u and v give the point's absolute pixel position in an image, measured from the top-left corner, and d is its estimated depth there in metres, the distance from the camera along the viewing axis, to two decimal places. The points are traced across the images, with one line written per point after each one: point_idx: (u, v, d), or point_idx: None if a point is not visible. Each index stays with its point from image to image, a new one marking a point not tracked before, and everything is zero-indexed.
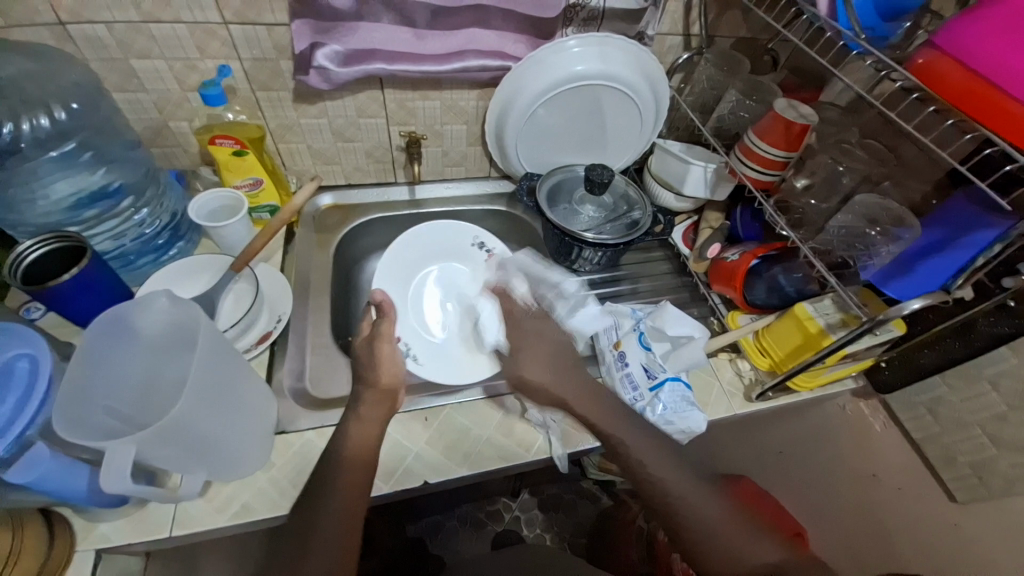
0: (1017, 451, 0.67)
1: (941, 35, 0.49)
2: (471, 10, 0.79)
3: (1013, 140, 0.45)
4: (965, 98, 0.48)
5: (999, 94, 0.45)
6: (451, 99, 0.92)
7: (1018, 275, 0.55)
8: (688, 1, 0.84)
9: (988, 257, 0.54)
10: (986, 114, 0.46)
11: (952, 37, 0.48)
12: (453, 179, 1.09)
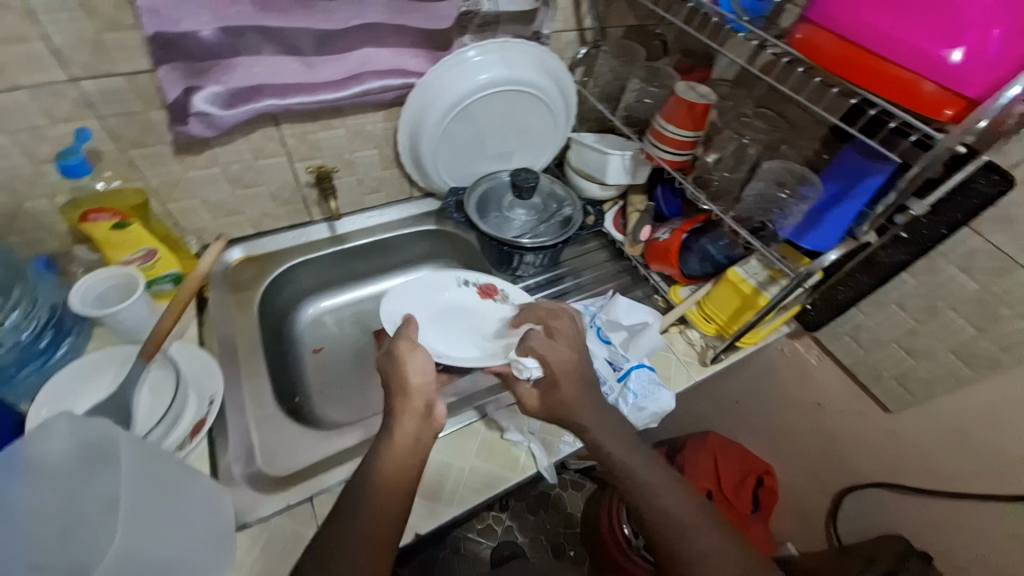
0: (930, 357, 0.76)
1: (813, 11, 0.54)
2: (363, 30, 0.75)
3: (887, 97, 0.50)
4: (840, 64, 0.52)
5: (869, 57, 0.50)
6: (357, 125, 0.87)
7: (906, 211, 0.60)
8: None
9: (886, 205, 0.57)
10: (860, 76, 0.51)
11: (823, 11, 0.53)
12: (374, 207, 1.04)
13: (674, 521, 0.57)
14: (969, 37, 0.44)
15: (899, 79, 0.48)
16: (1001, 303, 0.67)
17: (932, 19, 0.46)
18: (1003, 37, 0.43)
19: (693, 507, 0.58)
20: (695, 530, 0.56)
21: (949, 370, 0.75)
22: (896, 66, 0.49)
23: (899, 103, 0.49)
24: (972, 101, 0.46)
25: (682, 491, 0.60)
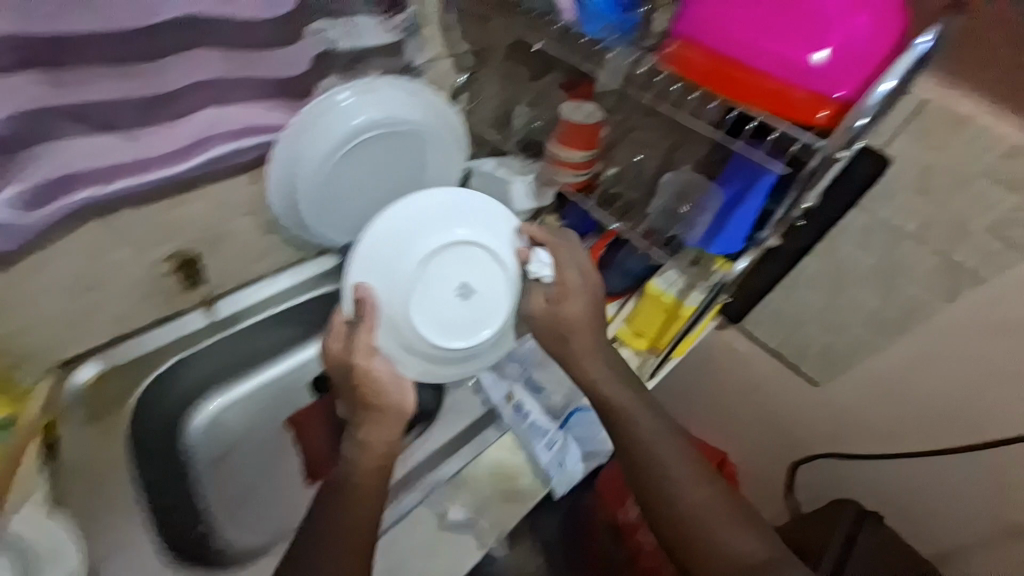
0: (843, 331, 0.80)
1: (680, 26, 0.52)
2: (200, 89, 0.64)
3: (764, 109, 0.48)
4: (713, 77, 0.50)
5: (740, 70, 0.48)
6: (217, 194, 0.75)
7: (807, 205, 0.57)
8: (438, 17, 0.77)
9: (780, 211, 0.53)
10: (734, 90, 0.49)
11: (691, 25, 0.51)
12: (260, 277, 0.90)
13: (666, 469, 0.63)
14: (838, 41, 0.45)
15: (773, 91, 0.47)
16: (899, 273, 0.70)
17: (799, 25, 0.46)
18: (865, 40, 0.44)
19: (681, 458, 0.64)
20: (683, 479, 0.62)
21: (865, 340, 0.78)
22: (768, 79, 0.47)
23: (776, 115, 0.48)
24: (848, 103, 0.46)
25: (681, 441, 0.65)
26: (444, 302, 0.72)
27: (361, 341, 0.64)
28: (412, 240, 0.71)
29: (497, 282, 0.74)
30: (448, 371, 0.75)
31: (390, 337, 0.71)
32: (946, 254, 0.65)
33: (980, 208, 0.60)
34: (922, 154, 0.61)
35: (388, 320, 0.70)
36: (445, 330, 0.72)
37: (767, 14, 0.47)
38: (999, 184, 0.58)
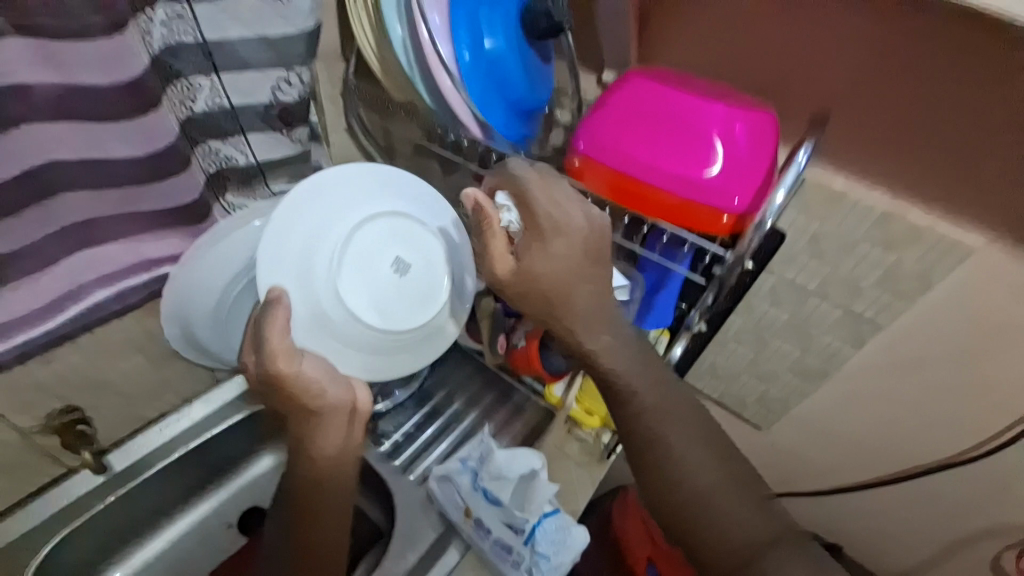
0: (774, 378, 0.84)
1: (584, 146, 0.53)
2: (64, 236, 0.56)
3: (676, 221, 0.52)
4: (626, 197, 0.52)
5: (649, 190, 0.51)
6: (96, 340, 0.66)
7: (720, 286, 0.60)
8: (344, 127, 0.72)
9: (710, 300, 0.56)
10: (647, 207, 0.52)
11: (594, 147, 0.53)
12: (167, 412, 0.79)
13: (668, 450, 0.55)
14: (727, 156, 0.49)
15: (683, 208, 0.50)
16: (810, 326, 0.75)
17: (692, 143, 0.49)
18: (750, 153, 0.49)
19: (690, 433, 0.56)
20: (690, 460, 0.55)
21: (793, 386, 0.83)
22: (675, 197, 0.51)
23: (688, 226, 0.52)
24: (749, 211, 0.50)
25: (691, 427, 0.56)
26: (376, 284, 0.65)
27: (273, 348, 0.52)
28: (332, 220, 0.63)
29: (434, 255, 0.69)
30: (388, 360, 0.69)
31: (320, 329, 0.63)
32: (846, 307, 0.71)
33: (866, 267, 0.66)
34: (810, 224, 0.67)
35: (315, 310, 0.63)
36: (382, 314, 0.66)
37: (662, 133, 0.50)
38: (877, 246, 0.64)
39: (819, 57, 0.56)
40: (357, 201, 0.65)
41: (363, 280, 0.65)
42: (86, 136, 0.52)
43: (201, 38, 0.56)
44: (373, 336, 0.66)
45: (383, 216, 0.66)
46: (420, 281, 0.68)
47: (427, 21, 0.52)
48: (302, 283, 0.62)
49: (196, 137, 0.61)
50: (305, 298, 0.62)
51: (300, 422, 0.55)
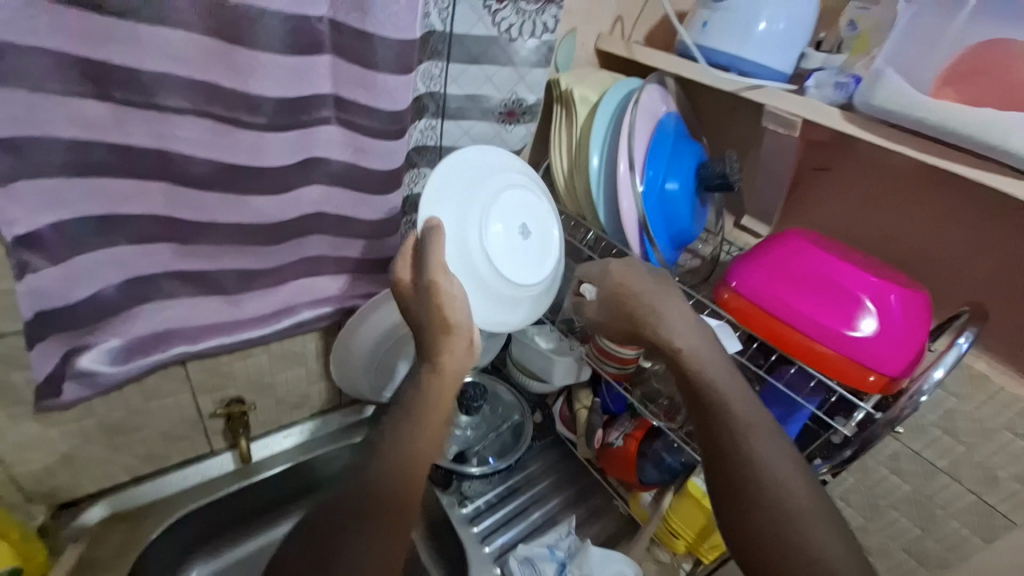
0: (884, 554, 0.78)
1: (739, 285, 0.60)
2: (300, 264, 0.71)
3: (824, 370, 0.57)
4: (775, 338, 0.58)
5: (802, 337, 0.57)
6: (281, 349, 0.80)
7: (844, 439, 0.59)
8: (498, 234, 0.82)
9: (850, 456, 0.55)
10: (797, 352, 0.57)
11: (751, 290, 0.59)
12: (294, 423, 0.91)
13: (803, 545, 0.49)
14: (881, 318, 0.54)
15: (833, 360, 0.55)
16: (934, 505, 0.71)
17: (847, 300, 0.55)
18: (904, 320, 0.54)
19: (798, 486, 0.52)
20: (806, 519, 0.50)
21: (907, 569, 0.76)
22: (827, 349, 0.56)
23: (835, 376, 0.56)
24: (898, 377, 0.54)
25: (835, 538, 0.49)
26: (511, 237, 0.70)
27: (433, 263, 0.58)
28: (485, 176, 0.69)
29: (552, 223, 0.75)
30: (507, 312, 0.71)
31: (461, 267, 0.66)
32: (980, 495, 0.67)
33: (1007, 460, 0.64)
34: (947, 399, 0.67)
35: (461, 250, 0.66)
36: (512, 266, 0.69)
37: (817, 286, 0.57)
38: (1022, 439, 0.62)
39: (967, 253, 0.63)
40: (504, 166, 0.72)
41: (504, 240, 0.69)
42: (349, 199, 0.68)
43: (441, 143, 0.74)
44: (509, 292, 0.70)
45: (521, 186, 0.72)
46: (540, 243, 0.73)
47: (632, 159, 0.65)
48: (458, 233, 0.66)
49: (408, 210, 0.78)
50: (455, 237, 0.65)
51: (435, 337, 0.58)
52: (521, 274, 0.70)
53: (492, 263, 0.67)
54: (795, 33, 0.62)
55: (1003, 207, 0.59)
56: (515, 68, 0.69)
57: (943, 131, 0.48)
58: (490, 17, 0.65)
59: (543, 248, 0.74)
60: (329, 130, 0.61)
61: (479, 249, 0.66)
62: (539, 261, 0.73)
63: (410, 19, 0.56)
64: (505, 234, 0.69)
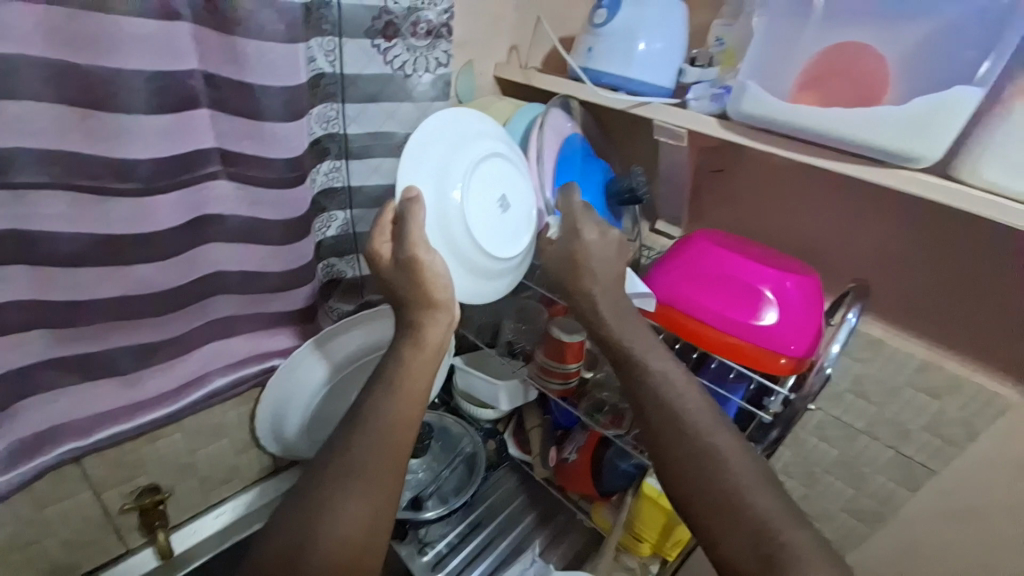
0: (829, 518, 0.83)
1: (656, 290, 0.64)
2: (206, 328, 0.66)
3: (741, 361, 0.60)
4: (694, 337, 0.61)
5: (719, 334, 0.60)
6: (198, 422, 0.73)
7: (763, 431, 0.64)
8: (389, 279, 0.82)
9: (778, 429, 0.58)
10: (718, 348, 0.60)
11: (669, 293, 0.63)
12: (225, 498, 0.83)
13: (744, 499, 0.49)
14: (782, 304, 0.58)
15: (746, 351, 0.59)
16: (862, 464, 0.77)
17: (750, 291, 0.59)
18: (802, 302, 0.58)
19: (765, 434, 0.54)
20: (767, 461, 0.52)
21: (851, 528, 0.81)
22: (741, 340, 0.59)
23: (753, 366, 0.59)
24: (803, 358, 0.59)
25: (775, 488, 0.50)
26: (492, 208, 0.66)
27: (412, 236, 0.55)
28: (465, 143, 0.65)
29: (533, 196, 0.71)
30: (488, 283, 0.69)
31: (441, 235, 0.63)
32: (897, 449, 0.73)
33: (913, 412, 0.70)
34: (853, 365, 0.73)
35: (441, 219, 0.63)
36: (491, 235, 0.66)
37: (724, 284, 0.60)
38: (920, 392, 0.69)
39: (850, 233, 0.69)
40: (485, 132, 0.68)
41: (480, 206, 0.65)
42: (254, 254, 0.64)
43: (349, 183, 0.71)
44: (487, 263, 0.66)
45: (499, 151, 0.68)
46: (519, 212, 0.69)
47: (543, 181, 0.69)
48: (432, 203, 0.62)
49: (324, 255, 0.75)
50: (434, 206, 0.62)
51: (417, 312, 0.57)
52: (502, 244, 0.67)
53: (469, 230, 0.63)
54: (672, 51, 0.66)
55: (864, 190, 0.67)
56: (415, 102, 0.70)
57: (806, 130, 0.54)
58: (382, 57, 0.64)
59: (524, 217, 0.70)
60: (219, 185, 0.58)
61: (454, 217, 0.63)
62: (520, 231, 0.69)
63: (292, 66, 0.54)
64: (481, 201, 0.65)
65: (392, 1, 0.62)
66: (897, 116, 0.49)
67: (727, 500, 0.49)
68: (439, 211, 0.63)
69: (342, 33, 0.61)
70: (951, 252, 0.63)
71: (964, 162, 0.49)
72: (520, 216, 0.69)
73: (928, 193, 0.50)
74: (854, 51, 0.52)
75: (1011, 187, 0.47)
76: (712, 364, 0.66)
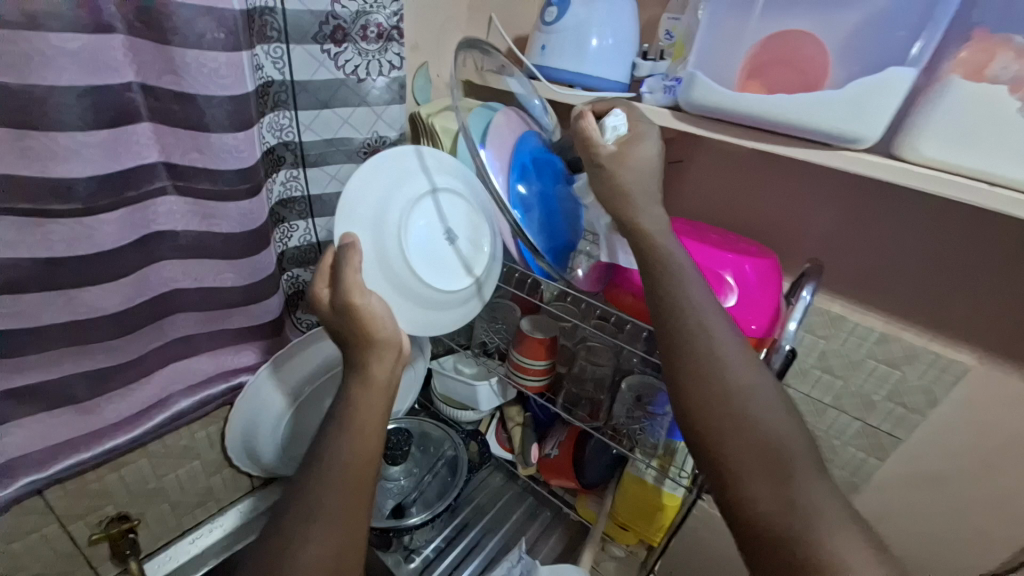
0: None
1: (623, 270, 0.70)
2: (164, 349, 0.65)
3: None
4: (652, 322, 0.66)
5: None
6: (165, 445, 0.71)
7: None
8: None
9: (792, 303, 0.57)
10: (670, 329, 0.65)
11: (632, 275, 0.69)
12: (200, 523, 0.81)
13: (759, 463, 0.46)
14: (741, 286, 0.60)
15: None
16: (832, 437, 0.79)
17: (711, 276, 0.61)
18: (760, 284, 0.60)
19: (778, 410, 0.49)
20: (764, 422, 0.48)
21: None
22: None
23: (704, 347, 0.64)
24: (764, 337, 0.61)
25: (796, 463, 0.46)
26: (438, 250, 0.72)
27: (350, 281, 0.53)
28: (385, 204, 0.67)
29: (476, 233, 0.75)
30: (471, 304, 0.77)
31: (419, 307, 0.71)
32: (863, 419, 0.76)
33: (875, 383, 0.73)
34: (817, 341, 0.75)
35: (396, 284, 0.69)
36: (431, 273, 0.71)
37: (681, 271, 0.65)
38: (881, 363, 0.71)
39: (804, 214, 0.72)
40: (386, 198, 0.67)
41: (418, 247, 0.70)
42: (210, 269, 0.63)
43: (308, 192, 0.70)
44: (427, 299, 0.71)
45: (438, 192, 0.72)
46: (461, 249, 0.74)
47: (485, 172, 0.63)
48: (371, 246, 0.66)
49: (287, 265, 0.74)
50: (393, 289, 0.68)
51: (358, 349, 0.54)
52: (463, 270, 0.74)
53: (407, 270, 0.68)
54: (624, 46, 0.67)
55: (813, 172, 0.69)
56: (369, 107, 0.69)
57: (749, 116, 0.55)
58: (332, 61, 0.63)
59: (465, 253, 0.75)
60: (168, 200, 0.57)
61: (393, 258, 0.68)
62: (462, 266, 0.74)
63: (236, 74, 0.54)
64: (418, 242, 0.70)
65: (339, 4, 0.61)
66: (832, 101, 0.50)
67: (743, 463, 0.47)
68: (381, 252, 0.67)
69: (288, 39, 0.60)
70: (902, 227, 0.65)
71: (902, 139, 0.51)
72: (462, 251, 0.74)
73: (869, 171, 0.51)
74: (795, 39, 0.54)
75: (946, 161, 0.49)
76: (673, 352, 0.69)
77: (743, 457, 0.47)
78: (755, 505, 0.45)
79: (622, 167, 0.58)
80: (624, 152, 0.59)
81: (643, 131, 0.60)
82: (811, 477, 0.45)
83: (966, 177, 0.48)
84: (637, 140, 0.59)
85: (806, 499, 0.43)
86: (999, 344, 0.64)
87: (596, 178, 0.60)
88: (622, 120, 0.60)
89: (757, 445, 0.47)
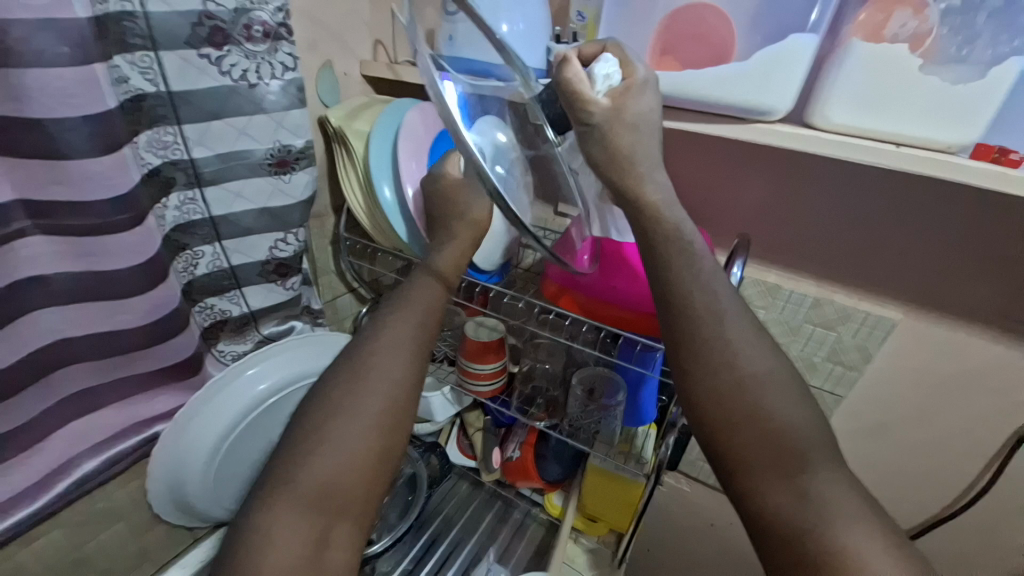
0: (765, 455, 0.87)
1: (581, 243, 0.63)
2: (59, 409, 0.57)
3: (639, 329, 0.64)
4: (594, 314, 0.65)
5: (610, 309, 0.64)
6: (79, 512, 0.64)
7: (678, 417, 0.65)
8: (283, 303, 0.74)
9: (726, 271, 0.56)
10: (612, 321, 0.64)
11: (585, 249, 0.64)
12: None
13: (779, 454, 0.40)
14: None
15: (631, 318, 0.63)
16: None
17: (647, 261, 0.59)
18: None
19: (784, 392, 0.42)
20: (767, 399, 0.42)
21: None
22: (629, 310, 0.63)
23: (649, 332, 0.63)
24: None
25: (815, 454, 0.39)
26: None
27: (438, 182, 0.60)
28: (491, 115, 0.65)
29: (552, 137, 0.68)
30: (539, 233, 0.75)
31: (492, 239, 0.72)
32: (808, 382, 0.78)
33: (815, 346, 0.74)
34: (758, 312, 0.76)
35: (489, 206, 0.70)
36: None
37: (624, 254, 0.62)
38: (818, 326, 0.73)
39: (733, 187, 0.71)
40: None
41: None
42: (99, 312, 0.56)
43: (210, 214, 0.63)
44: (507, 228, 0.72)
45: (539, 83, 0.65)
46: None
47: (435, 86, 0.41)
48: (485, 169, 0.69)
49: (197, 297, 0.66)
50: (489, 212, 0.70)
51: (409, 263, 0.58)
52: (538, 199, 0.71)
53: None
54: (536, 30, 0.64)
55: (738, 145, 0.69)
56: (267, 115, 0.62)
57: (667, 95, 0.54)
58: (215, 67, 0.57)
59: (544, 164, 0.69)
60: (31, 242, 0.50)
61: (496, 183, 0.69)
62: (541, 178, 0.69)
63: (91, 92, 0.47)
64: None
65: (212, 2, 0.54)
66: (741, 73, 0.50)
67: (760, 452, 0.40)
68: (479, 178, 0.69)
69: (157, 46, 0.53)
70: (824, 192, 0.66)
71: (813, 108, 0.51)
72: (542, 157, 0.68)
73: (786, 142, 0.51)
74: (703, 11, 0.51)
75: (857, 126, 0.49)
76: (616, 343, 0.68)
77: (756, 451, 0.40)
78: (767, 498, 0.39)
79: (623, 125, 0.47)
80: (621, 105, 0.48)
81: (642, 79, 0.49)
82: (824, 462, 0.39)
83: (877, 141, 0.48)
84: (637, 91, 0.48)
85: (818, 486, 0.38)
86: (921, 295, 0.66)
87: (588, 141, 0.49)
88: (614, 67, 0.48)
89: (760, 436, 0.41)
